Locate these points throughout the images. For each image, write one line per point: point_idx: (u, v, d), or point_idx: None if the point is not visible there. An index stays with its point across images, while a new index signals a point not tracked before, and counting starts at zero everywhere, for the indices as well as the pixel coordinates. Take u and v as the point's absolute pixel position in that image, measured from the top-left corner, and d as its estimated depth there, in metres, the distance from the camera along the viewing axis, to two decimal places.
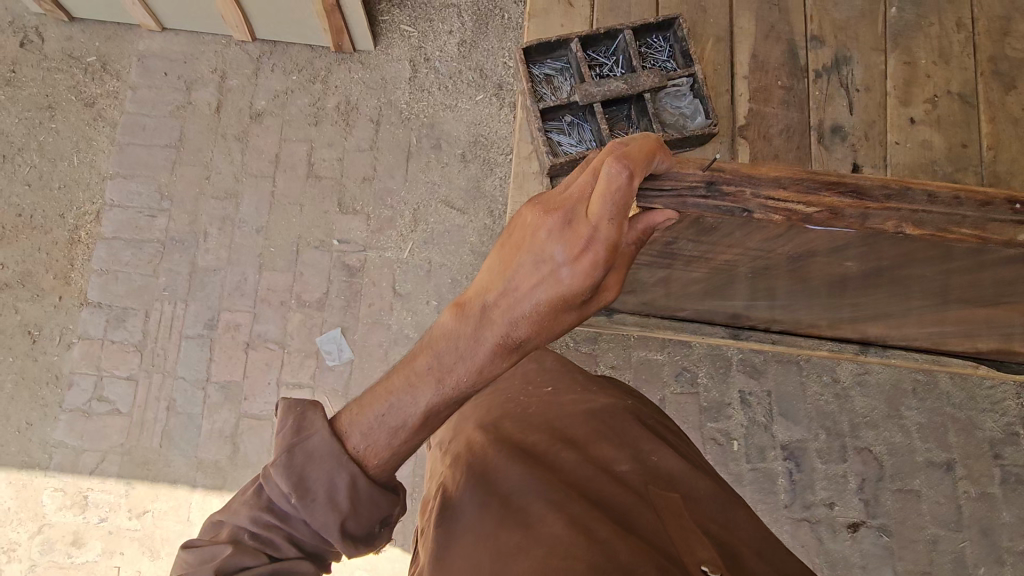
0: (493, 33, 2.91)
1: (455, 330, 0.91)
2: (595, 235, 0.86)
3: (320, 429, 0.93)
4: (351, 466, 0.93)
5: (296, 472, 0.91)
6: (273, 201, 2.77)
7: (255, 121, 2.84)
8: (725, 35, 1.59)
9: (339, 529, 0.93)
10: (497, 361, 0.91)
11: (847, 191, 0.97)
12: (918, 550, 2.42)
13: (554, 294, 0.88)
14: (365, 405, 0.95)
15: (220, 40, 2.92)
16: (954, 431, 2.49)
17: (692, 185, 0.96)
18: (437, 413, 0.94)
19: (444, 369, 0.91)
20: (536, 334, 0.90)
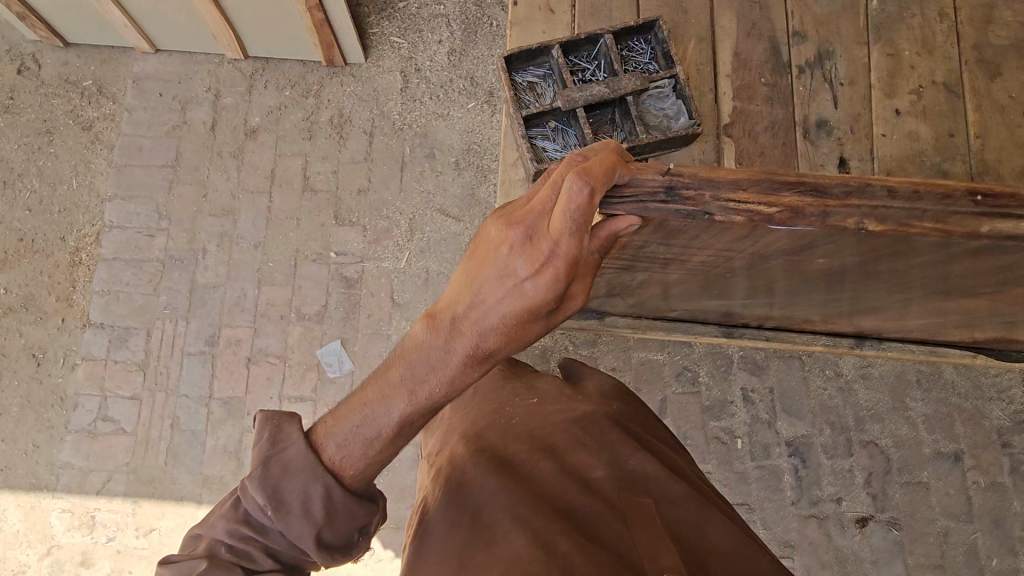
0: (482, 41, 2.93)
1: (425, 341, 0.94)
2: (554, 252, 0.84)
3: (296, 441, 0.98)
4: (326, 477, 0.97)
5: (271, 484, 0.96)
6: (270, 216, 2.79)
7: (249, 138, 2.86)
8: (707, 35, 1.60)
9: (314, 540, 0.98)
10: (467, 371, 0.94)
11: (807, 190, 0.96)
12: (929, 544, 2.40)
13: (520, 307, 0.88)
14: (340, 417, 0.99)
15: (213, 59, 2.95)
16: (960, 421, 2.47)
17: (650, 191, 0.96)
18: (410, 423, 0.98)
19: (416, 381, 0.94)
20: (505, 344, 0.92)
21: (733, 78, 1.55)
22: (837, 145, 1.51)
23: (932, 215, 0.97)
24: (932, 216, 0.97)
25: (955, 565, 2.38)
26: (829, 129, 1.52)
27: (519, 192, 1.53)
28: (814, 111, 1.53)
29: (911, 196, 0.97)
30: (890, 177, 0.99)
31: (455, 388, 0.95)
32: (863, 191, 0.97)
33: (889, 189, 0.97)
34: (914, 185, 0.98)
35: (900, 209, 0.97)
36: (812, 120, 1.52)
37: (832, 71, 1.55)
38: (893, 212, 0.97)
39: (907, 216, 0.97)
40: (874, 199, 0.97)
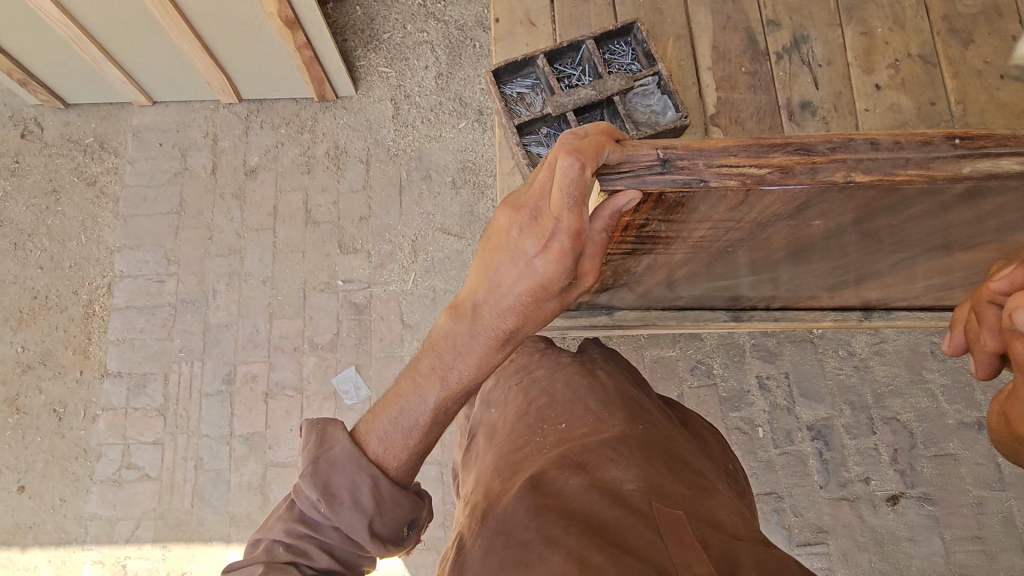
0: (467, 62, 3.00)
1: (450, 333, 1.05)
2: (561, 226, 0.88)
3: (339, 440, 1.09)
4: (372, 467, 1.09)
5: (320, 480, 1.05)
6: (276, 252, 2.84)
7: (250, 178, 2.93)
8: (684, 31, 1.65)
9: (367, 528, 1.05)
10: (493, 351, 1.03)
11: (795, 150, 0.97)
12: (965, 515, 2.37)
13: (534, 284, 0.95)
14: (379, 412, 1.12)
15: (209, 105, 3.03)
16: (980, 388, 2.46)
17: (647, 164, 0.97)
18: (444, 408, 1.11)
19: (446, 368, 1.06)
20: (522, 326, 1.00)
21: (715, 69, 1.61)
22: (823, 124, 1.55)
23: (915, 161, 0.98)
24: (915, 163, 0.98)
25: (994, 536, 2.35)
26: (812, 109, 1.56)
27: None
28: (796, 93, 1.58)
29: (894, 147, 0.98)
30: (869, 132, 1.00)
31: (481, 372, 1.07)
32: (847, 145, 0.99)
33: (871, 142, 0.99)
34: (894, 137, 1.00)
35: (884, 159, 0.98)
36: (796, 102, 1.57)
37: (810, 54, 1.60)
38: (878, 163, 0.98)
39: (894, 166, 0.98)
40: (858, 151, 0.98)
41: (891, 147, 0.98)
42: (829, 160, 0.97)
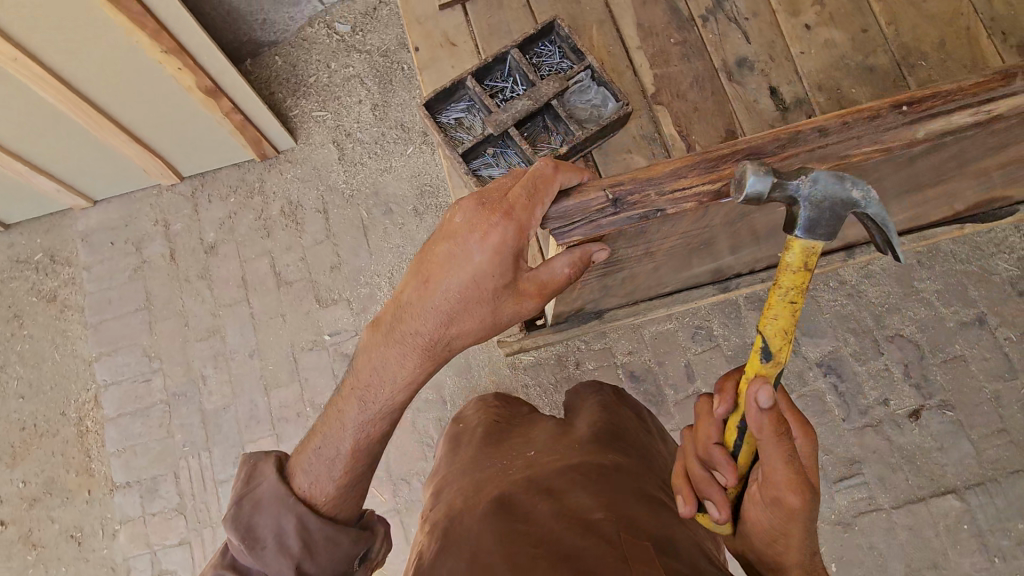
0: (400, 86, 2.83)
1: (375, 348, 1.07)
2: (501, 222, 0.95)
3: (269, 475, 1.13)
4: (297, 508, 1.09)
5: (244, 520, 1.08)
6: (255, 322, 2.78)
7: (210, 255, 2.86)
8: (606, 16, 1.61)
9: (294, 571, 1.06)
10: (416, 360, 1.04)
11: (746, 157, 1.01)
12: (986, 412, 2.39)
13: (469, 276, 0.97)
14: (306, 445, 1.14)
15: (151, 191, 2.95)
16: (973, 285, 2.48)
17: (598, 209, 1.03)
18: (364, 435, 1.10)
19: (364, 387, 1.07)
20: (454, 332, 1.02)
21: (645, 48, 1.58)
22: (763, 77, 1.54)
23: (867, 138, 1.02)
24: (868, 139, 1.02)
25: (1018, 425, 2.37)
26: (750, 65, 1.54)
27: None
28: (730, 52, 1.56)
29: (841, 130, 1.03)
30: (817, 119, 1.04)
31: (398, 389, 1.07)
32: (795, 139, 1.03)
33: (819, 130, 1.03)
34: (839, 119, 1.04)
35: (837, 142, 1.02)
36: (732, 62, 1.55)
37: (734, 10, 1.58)
38: (832, 148, 1.02)
39: (849, 149, 1.02)
40: (808, 142, 1.02)
41: (839, 131, 1.02)
42: (782, 159, 1.01)
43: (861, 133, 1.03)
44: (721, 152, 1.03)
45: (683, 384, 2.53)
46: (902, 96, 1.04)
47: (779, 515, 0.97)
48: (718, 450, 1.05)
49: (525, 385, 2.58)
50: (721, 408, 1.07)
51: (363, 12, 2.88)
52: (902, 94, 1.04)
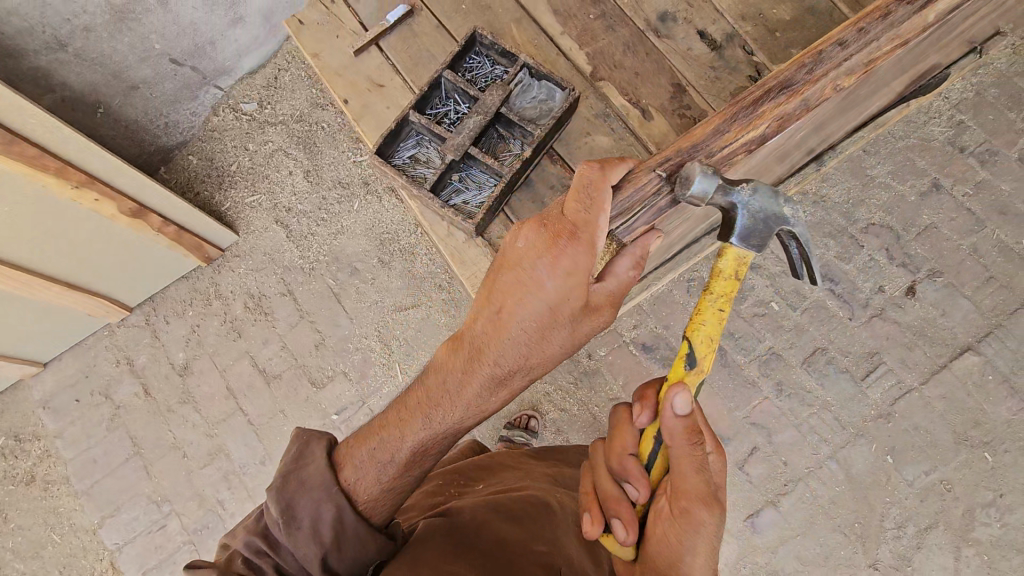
0: (325, 145, 2.71)
1: (450, 366, 1.12)
2: (571, 246, 1.02)
3: (318, 457, 1.09)
4: (338, 498, 1.05)
5: (286, 496, 1.05)
6: (256, 428, 2.62)
7: (186, 376, 2.69)
8: (521, 12, 1.62)
9: (321, 563, 1.03)
10: (489, 384, 1.10)
11: (779, 94, 1.03)
12: (972, 266, 2.34)
13: (541, 299, 1.05)
14: (364, 439, 1.12)
15: (101, 334, 2.76)
16: (919, 155, 2.41)
17: (654, 192, 1.07)
18: (423, 450, 1.11)
19: (434, 408, 1.10)
20: (531, 362, 1.10)
21: (569, 31, 1.60)
22: (688, 24, 1.56)
23: (883, 35, 1.03)
24: (885, 37, 1.03)
25: (1003, 269, 2.31)
26: (672, 16, 1.57)
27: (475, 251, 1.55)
28: (649, 10, 1.58)
29: (859, 36, 1.03)
30: (833, 35, 1.04)
31: (471, 415, 1.11)
32: (819, 59, 1.03)
33: (838, 44, 1.03)
34: (853, 27, 1.04)
35: (857, 50, 1.03)
36: (654, 18, 1.57)
37: None
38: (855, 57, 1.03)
39: (871, 54, 1.04)
40: (833, 59, 1.03)
41: (859, 38, 1.03)
42: (813, 84, 1.02)
43: (879, 34, 1.03)
44: (753, 97, 1.05)
45: None
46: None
47: (672, 530, 0.98)
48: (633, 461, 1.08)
49: (547, 393, 2.52)
50: (641, 415, 1.11)
51: (265, 84, 2.78)
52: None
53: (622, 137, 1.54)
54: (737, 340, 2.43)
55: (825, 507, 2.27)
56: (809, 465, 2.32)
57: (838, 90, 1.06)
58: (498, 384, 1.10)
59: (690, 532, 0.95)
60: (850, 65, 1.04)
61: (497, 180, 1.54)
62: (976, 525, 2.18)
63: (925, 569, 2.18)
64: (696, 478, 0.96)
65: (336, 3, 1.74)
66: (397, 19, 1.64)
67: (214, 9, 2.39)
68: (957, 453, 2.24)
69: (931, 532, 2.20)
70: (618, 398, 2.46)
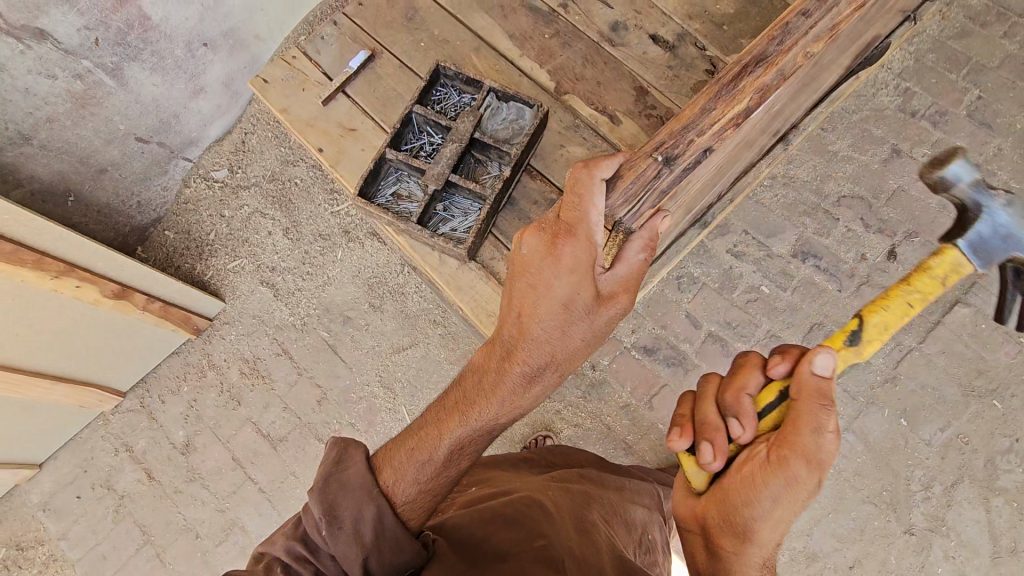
0: (301, 201, 2.71)
1: (486, 371, 1.17)
2: (572, 241, 1.07)
3: (357, 462, 1.07)
4: (379, 499, 1.04)
5: (327, 496, 1.02)
6: (268, 496, 2.53)
7: (188, 453, 2.61)
8: (479, 43, 1.70)
9: (361, 565, 0.99)
10: (522, 381, 1.13)
11: (756, 67, 1.09)
12: (944, 222, 2.40)
13: (553, 296, 1.10)
14: (399, 444, 1.14)
15: (96, 424, 2.68)
16: (874, 125, 2.51)
17: (654, 175, 1.10)
18: (459, 450, 1.12)
19: (470, 405, 1.13)
20: (555, 356, 1.13)
21: (528, 53, 1.68)
22: (640, 30, 1.64)
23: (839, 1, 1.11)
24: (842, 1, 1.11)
25: None
26: (624, 26, 1.65)
27: (469, 274, 1.55)
28: (601, 23, 1.66)
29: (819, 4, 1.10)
30: (795, 7, 1.11)
31: (508, 412, 1.14)
32: (787, 29, 1.10)
33: (801, 14, 1.10)
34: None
35: (819, 16, 1.10)
36: (607, 30, 1.66)
37: None
38: (819, 22, 1.10)
39: (832, 20, 1.11)
40: (799, 27, 1.10)
41: (819, 8, 1.10)
42: (786, 53, 1.09)
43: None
44: (734, 72, 1.10)
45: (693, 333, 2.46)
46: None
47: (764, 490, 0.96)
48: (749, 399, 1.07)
49: (558, 411, 2.49)
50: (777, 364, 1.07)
51: (233, 149, 2.78)
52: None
53: (595, 144, 1.59)
54: (735, 328, 2.44)
55: (852, 479, 2.27)
56: None
57: (808, 56, 1.13)
58: (526, 380, 1.13)
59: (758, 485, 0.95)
60: (815, 33, 1.11)
61: (482, 203, 1.56)
62: (1000, 474, 2.19)
63: (959, 527, 2.18)
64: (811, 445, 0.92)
65: (298, 59, 1.78)
66: (360, 64, 1.71)
67: (173, 82, 2.50)
68: (967, 406, 2.26)
69: (957, 488, 2.21)
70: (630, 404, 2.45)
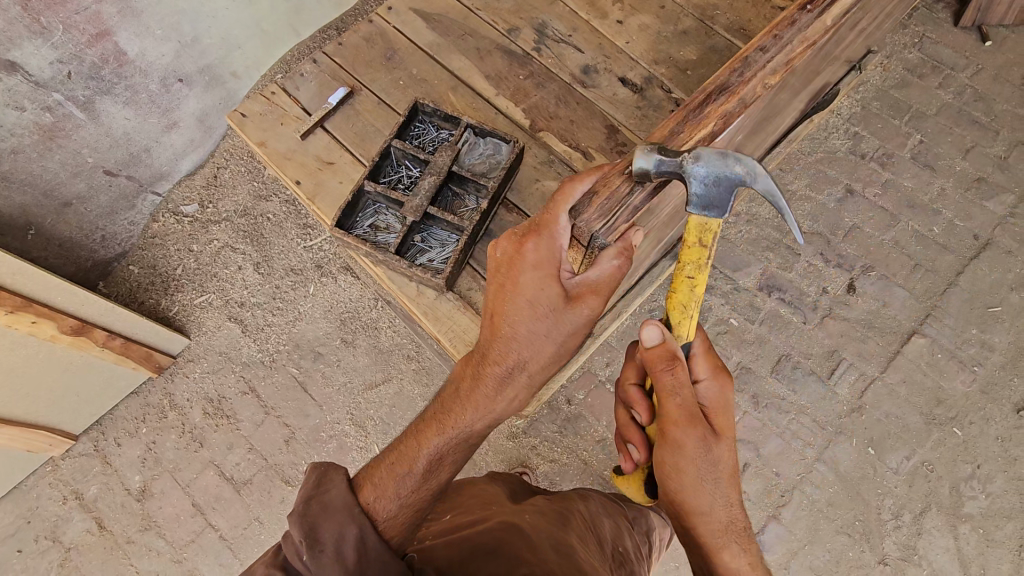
0: (273, 235, 2.69)
1: (463, 379, 1.21)
2: (540, 241, 1.11)
3: (337, 482, 1.07)
4: (361, 519, 1.02)
5: (308, 518, 1.00)
6: (230, 544, 2.40)
7: (145, 500, 2.46)
8: (457, 83, 1.76)
9: None
10: (493, 389, 1.16)
11: (719, 95, 1.13)
12: (897, 256, 2.53)
13: (523, 298, 1.13)
14: (380, 462, 1.15)
15: (45, 469, 2.51)
16: (828, 166, 2.66)
17: (626, 192, 1.11)
18: (439, 459, 1.14)
19: (448, 414, 1.17)
20: (526, 359, 1.15)
21: (504, 93, 1.74)
22: (610, 73, 1.73)
23: (795, 39, 1.18)
24: (797, 39, 1.18)
25: (925, 255, 2.51)
26: (595, 69, 1.74)
27: (446, 305, 1.55)
28: (573, 66, 1.75)
29: (774, 41, 1.17)
30: (754, 43, 1.17)
31: (485, 417, 1.17)
32: (747, 63, 1.16)
33: (760, 50, 1.16)
34: (768, 34, 1.18)
35: (776, 53, 1.16)
36: (580, 73, 1.74)
37: (556, 32, 1.79)
38: (776, 57, 1.16)
39: (787, 57, 1.17)
40: (757, 61, 1.16)
41: (775, 45, 1.16)
42: (747, 84, 1.14)
43: (790, 39, 1.18)
44: (699, 99, 1.13)
45: None
46: (800, 2, 1.21)
47: (675, 449, 1.08)
48: (631, 391, 1.28)
49: (534, 446, 2.46)
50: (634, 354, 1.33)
51: (205, 183, 2.72)
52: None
53: (569, 178, 1.64)
54: None
55: (824, 510, 2.29)
56: (799, 471, 2.34)
57: (767, 87, 1.18)
58: (502, 383, 1.16)
59: (689, 448, 1.07)
60: (772, 66, 1.17)
61: (459, 235, 1.59)
62: (965, 500, 2.25)
63: (930, 554, 2.21)
64: (679, 405, 1.07)
65: (276, 94, 1.80)
66: (339, 100, 1.74)
67: (146, 116, 2.54)
68: (930, 433, 2.32)
69: (926, 516, 2.25)
70: (606, 438, 2.43)
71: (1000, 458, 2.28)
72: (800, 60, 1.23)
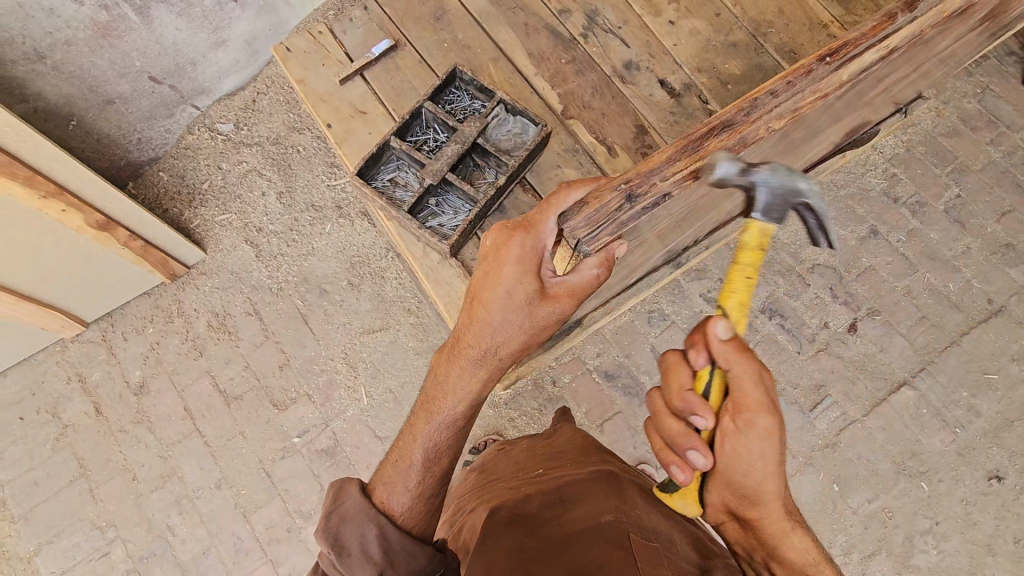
0: (300, 168, 2.76)
1: (442, 366, 1.28)
2: (524, 237, 1.17)
3: (352, 492, 1.20)
4: (379, 518, 1.16)
5: (332, 531, 1.14)
6: (212, 451, 2.55)
7: (142, 395, 2.61)
8: (499, 55, 1.78)
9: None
10: (473, 372, 1.23)
11: (721, 132, 1.11)
12: (904, 306, 2.52)
13: (505, 291, 1.19)
14: (388, 459, 1.28)
15: (54, 348, 2.66)
16: (858, 204, 2.63)
17: (616, 207, 1.09)
18: (435, 446, 1.24)
19: (433, 401, 1.26)
20: (500, 344, 1.22)
21: (543, 74, 1.75)
22: (651, 73, 1.74)
23: (808, 89, 1.14)
24: (810, 89, 1.14)
25: (933, 309, 2.51)
26: (637, 66, 1.74)
27: (448, 270, 1.61)
28: (616, 60, 1.75)
29: (787, 88, 1.13)
30: (767, 84, 1.14)
31: (465, 400, 1.24)
32: (756, 104, 1.13)
33: (771, 92, 1.13)
34: (783, 79, 1.14)
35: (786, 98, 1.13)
36: (621, 67, 1.74)
37: (607, 22, 1.78)
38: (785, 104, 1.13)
39: (795, 104, 1.15)
40: (766, 104, 1.13)
41: (788, 90, 1.13)
42: (750, 125, 1.11)
43: (803, 88, 1.14)
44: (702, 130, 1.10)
45: (653, 367, 2.54)
46: (821, 51, 1.16)
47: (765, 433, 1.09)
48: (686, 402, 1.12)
49: (512, 417, 2.55)
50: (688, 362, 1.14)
51: (242, 106, 2.84)
52: (821, 49, 1.16)
53: (589, 170, 1.67)
54: None
55: None
56: None
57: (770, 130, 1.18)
58: (476, 366, 1.22)
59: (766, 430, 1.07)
60: (779, 111, 1.14)
61: (472, 206, 1.63)
62: (914, 551, 2.31)
63: None
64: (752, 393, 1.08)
65: (323, 35, 1.83)
66: (382, 52, 1.77)
67: (197, 30, 2.51)
68: (896, 482, 2.37)
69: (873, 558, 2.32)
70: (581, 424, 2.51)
71: (958, 519, 2.32)
72: (808, 108, 1.21)
